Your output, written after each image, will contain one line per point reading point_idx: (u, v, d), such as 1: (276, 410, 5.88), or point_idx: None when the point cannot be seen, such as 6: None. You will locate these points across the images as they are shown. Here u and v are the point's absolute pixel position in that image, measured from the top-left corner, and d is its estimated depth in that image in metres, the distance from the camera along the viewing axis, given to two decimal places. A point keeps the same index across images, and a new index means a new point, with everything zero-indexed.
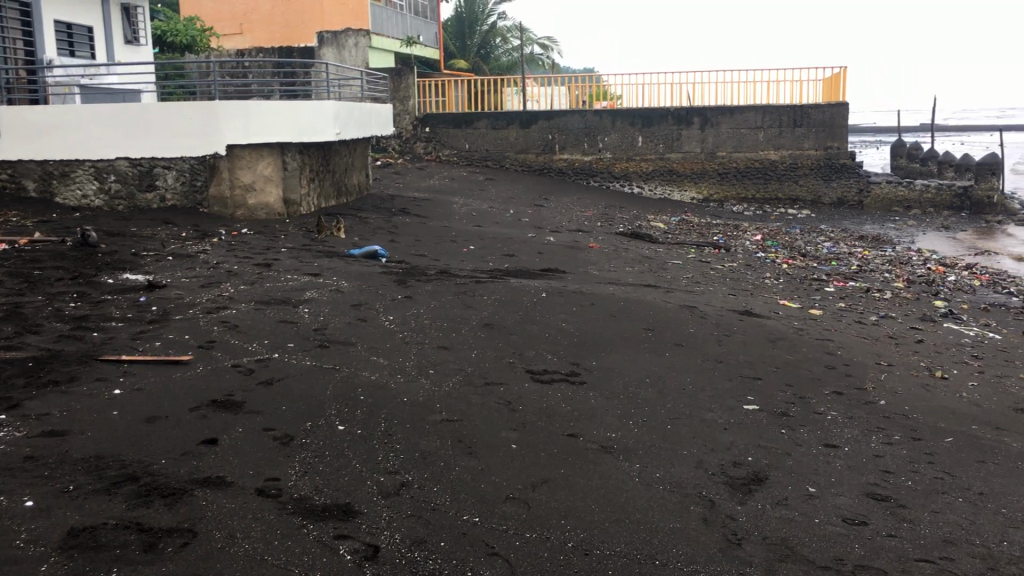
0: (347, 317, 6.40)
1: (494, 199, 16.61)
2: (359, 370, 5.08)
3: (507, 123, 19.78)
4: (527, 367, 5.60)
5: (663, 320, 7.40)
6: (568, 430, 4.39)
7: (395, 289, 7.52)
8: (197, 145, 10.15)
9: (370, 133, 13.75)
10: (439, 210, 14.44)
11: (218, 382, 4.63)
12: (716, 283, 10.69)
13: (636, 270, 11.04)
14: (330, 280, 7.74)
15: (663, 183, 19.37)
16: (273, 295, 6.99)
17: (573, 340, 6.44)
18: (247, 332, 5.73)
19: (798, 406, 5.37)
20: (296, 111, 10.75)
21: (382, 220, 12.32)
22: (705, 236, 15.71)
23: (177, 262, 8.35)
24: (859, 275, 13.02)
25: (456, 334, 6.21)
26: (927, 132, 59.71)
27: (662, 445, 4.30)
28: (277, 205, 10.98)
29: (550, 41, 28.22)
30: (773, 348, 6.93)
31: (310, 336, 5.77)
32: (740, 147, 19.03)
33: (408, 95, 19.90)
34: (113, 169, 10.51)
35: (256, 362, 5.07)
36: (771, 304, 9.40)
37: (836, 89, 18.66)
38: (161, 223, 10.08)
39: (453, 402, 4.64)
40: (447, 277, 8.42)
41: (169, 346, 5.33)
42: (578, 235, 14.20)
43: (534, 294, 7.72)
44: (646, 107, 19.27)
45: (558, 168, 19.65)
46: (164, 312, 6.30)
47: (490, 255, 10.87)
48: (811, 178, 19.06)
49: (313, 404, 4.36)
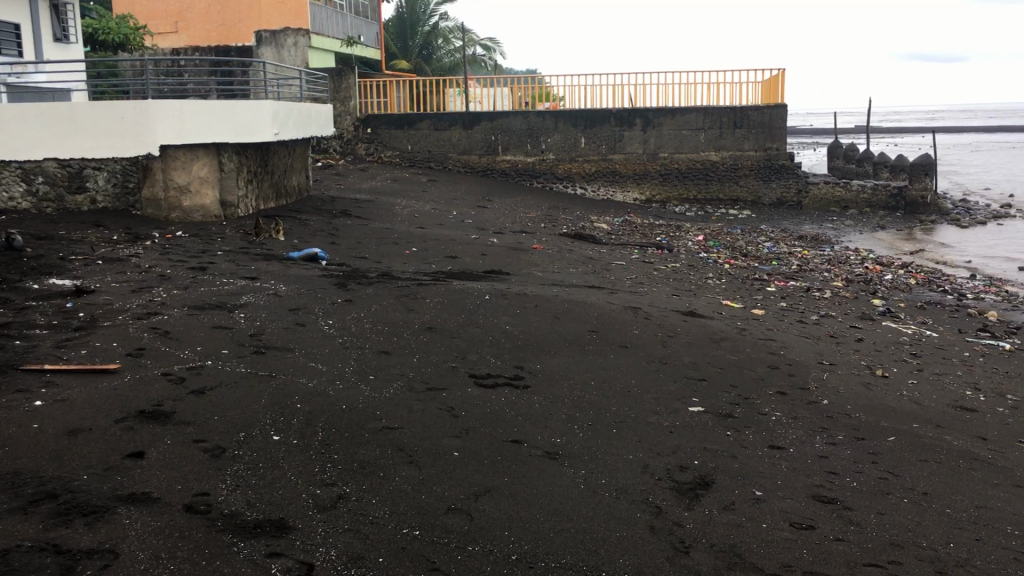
0: (285, 322, 6.22)
1: (437, 200, 16.47)
2: (296, 377, 4.92)
3: (450, 124, 19.62)
4: (470, 371, 5.49)
5: (607, 321, 7.34)
6: (513, 435, 4.29)
7: (335, 293, 7.35)
8: (130, 146, 9.92)
9: (309, 133, 13.51)
10: (381, 211, 14.26)
11: (147, 392, 4.43)
12: (659, 284, 10.70)
13: (580, 271, 11.00)
14: (267, 283, 7.54)
15: (606, 184, 19.42)
16: (207, 300, 6.78)
17: (517, 343, 6.34)
18: (179, 339, 5.52)
19: (742, 407, 5.34)
20: (230, 109, 10.52)
21: (323, 222, 12.11)
22: (648, 237, 15.77)
23: (107, 266, 8.07)
24: (799, 275, 13.17)
25: (397, 338, 6.07)
26: (862, 134, 60.96)
27: (607, 450, 4.22)
28: (213, 207, 10.73)
29: (492, 42, 28.15)
30: (717, 349, 6.92)
31: (245, 342, 5.58)
32: (682, 148, 19.14)
33: (348, 96, 19.57)
34: (41, 170, 10.01)
35: (187, 370, 4.88)
36: (713, 304, 9.42)
37: (775, 91, 18.87)
38: (92, 226, 9.75)
39: (393, 409, 4.51)
40: (388, 279, 8.28)
41: (96, 354, 5.11)
42: (521, 236, 14.13)
43: (477, 296, 7.61)
44: (588, 108, 19.29)
45: (501, 169, 19.57)
46: (92, 319, 6.06)
47: (433, 257, 10.73)
48: (751, 179, 19.25)
49: (248, 413, 4.20)
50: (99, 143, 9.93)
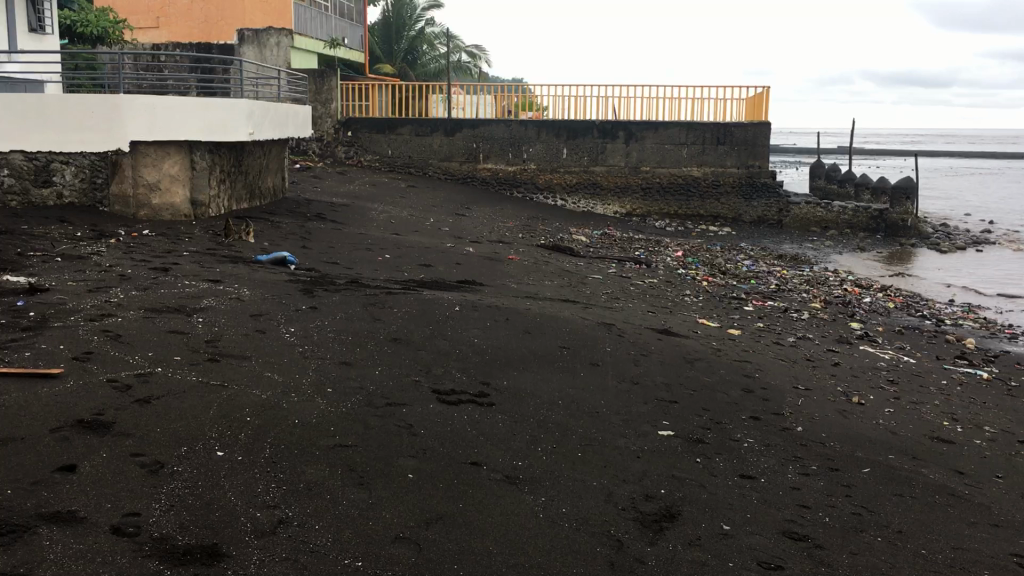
0: (245, 328, 5.99)
1: (415, 207, 16.26)
2: (249, 387, 4.69)
3: (431, 131, 19.43)
4: (433, 386, 5.29)
5: (579, 337, 7.17)
6: (472, 457, 4.09)
7: (301, 299, 7.13)
8: (99, 141, 9.75)
9: (286, 134, 13.27)
10: (356, 216, 14.03)
11: (88, 399, 4.19)
12: (635, 300, 10.55)
13: (555, 284, 10.82)
14: (231, 287, 7.31)
15: (587, 197, 19.25)
16: (166, 302, 6.53)
17: (484, 357, 6.15)
18: (130, 343, 5.27)
19: (713, 432, 5.17)
20: (205, 107, 10.20)
21: (295, 225, 11.87)
22: (627, 251, 15.63)
23: (67, 264, 7.80)
24: (778, 295, 13.07)
25: (361, 349, 5.87)
26: (844, 155, 61.32)
27: (570, 475, 4.03)
28: (184, 206, 10.42)
29: (478, 50, 28.01)
30: (690, 369, 6.75)
31: (200, 348, 5.35)
32: (664, 163, 19.06)
33: (330, 98, 19.26)
34: (6, 161, 9.69)
35: (135, 377, 4.63)
36: (689, 322, 9.27)
37: (758, 108, 18.91)
38: (55, 221, 9.47)
39: (349, 425, 4.30)
40: (357, 287, 8.06)
41: (40, 357, 4.86)
42: (498, 246, 13.96)
43: (447, 307, 7.43)
44: (572, 119, 19.17)
45: (481, 178, 19.38)
46: (42, 319, 5.79)
47: (406, 265, 10.52)
48: (732, 196, 19.17)
49: (193, 425, 3.97)
50: (68, 136, 9.73)
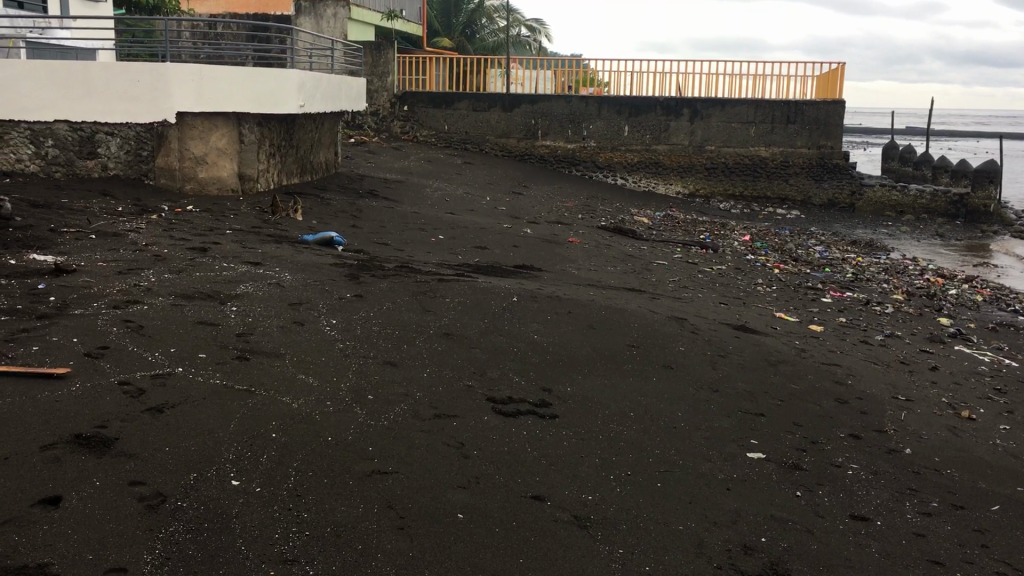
0: (281, 320, 5.42)
1: (471, 184, 15.67)
2: (279, 394, 4.09)
3: (489, 106, 18.78)
4: (488, 394, 4.67)
5: (650, 334, 6.49)
6: (533, 489, 3.47)
7: (345, 285, 6.55)
8: (145, 112, 9.23)
9: (338, 106, 12.71)
10: (410, 193, 13.48)
11: (94, 408, 3.62)
12: (705, 289, 9.81)
13: (618, 271, 10.13)
14: (272, 271, 6.75)
15: (649, 176, 18.46)
16: (200, 288, 5.98)
17: (545, 358, 5.54)
18: (153, 336, 4.72)
19: (811, 456, 4.49)
20: (254, 76, 9.53)
21: (346, 202, 11.32)
22: (691, 234, 14.85)
23: (101, 242, 7.32)
24: (856, 285, 12.22)
25: (408, 346, 5.27)
26: (915, 137, 59.31)
27: (651, 514, 3.39)
28: (231, 180, 9.85)
29: (538, 24, 27.21)
30: (775, 374, 6.05)
31: (230, 343, 4.78)
32: (731, 142, 18.13)
33: (385, 71, 18.87)
34: (51, 133, 9.37)
35: (151, 379, 4.06)
36: (766, 316, 8.51)
37: (832, 85, 17.79)
38: (97, 194, 9.03)
39: (390, 444, 3.70)
40: (407, 272, 7.47)
41: (49, 352, 4.29)
42: (557, 227, 13.30)
43: (504, 297, 6.79)
44: (635, 95, 18.32)
45: (539, 155, 18.68)
46: (63, 305, 5.27)
47: (461, 247, 9.93)
48: (802, 178, 18.21)
49: (208, 444, 3.38)
50: (112, 106, 9.25)
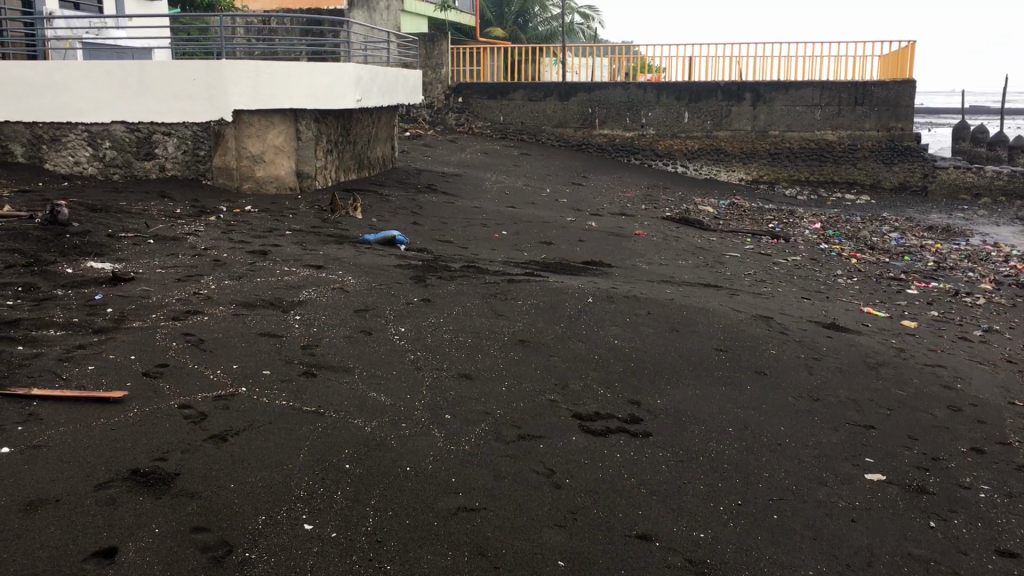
0: (347, 329, 5.10)
1: (530, 175, 15.27)
2: (350, 416, 3.76)
3: (544, 95, 18.39)
4: (573, 410, 4.29)
5: (737, 336, 6.05)
6: (637, 524, 3.10)
7: (412, 289, 6.21)
8: (201, 110, 9.01)
9: (395, 100, 12.40)
10: (469, 187, 13.14)
11: (152, 437, 3.33)
12: (782, 283, 9.30)
13: (689, 265, 9.67)
14: (334, 275, 6.44)
15: (710, 163, 17.84)
16: (261, 295, 5.68)
17: (629, 366, 5.14)
18: (214, 351, 4.42)
19: (936, 477, 4.05)
20: (310, 72, 9.26)
21: (405, 198, 11.02)
22: (759, 224, 14.26)
23: (159, 246, 7.09)
24: (938, 274, 11.55)
25: (482, 356, 4.92)
26: (984, 117, 57.25)
27: (773, 557, 3.01)
28: (289, 178, 9.58)
29: (590, 11, 26.67)
30: (878, 379, 5.58)
31: (295, 357, 4.47)
32: (796, 126, 17.46)
33: (439, 62, 18.65)
34: (109, 134, 9.20)
35: (212, 402, 3.75)
36: (852, 312, 7.98)
37: (902, 65, 17.08)
38: (155, 196, 8.83)
39: (474, 473, 3.35)
40: (474, 272, 7.12)
41: (105, 372, 4.01)
42: (620, 219, 12.84)
43: (578, 298, 6.40)
44: (694, 80, 17.74)
45: (597, 144, 18.20)
46: (120, 317, 5.01)
47: (525, 243, 9.56)
48: (871, 161, 17.44)
49: (276, 478, 3.07)
50: (168, 105, 9.03)
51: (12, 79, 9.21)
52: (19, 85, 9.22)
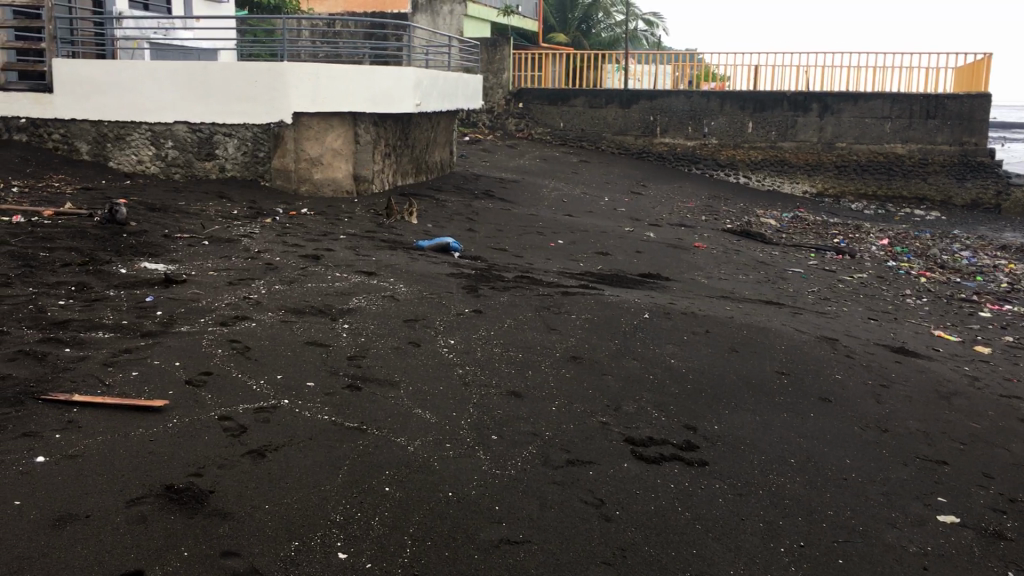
0: (395, 340, 4.98)
1: (588, 183, 15.09)
2: (392, 434, 3.63)
3: (606, 103, 18.20)
4: (625, 434, 4.11)
5: (800, 359, 5.80)
6: (690, 567, 2.96)
7: (464, 299, 6.07)
8: (262, 112, 8.99)
9: (455, 105, 12.32)
10: (527, 194, 13.01)
11: (190, 451, 3.23)
12: (848, 302, 8.98)
13: (750, 280, 9.39)
14: (386, 282, 6.34)
15: (773, 175, 17.45)
16: (311, 302, 5.59)
17: (686, 387, 4.94)
18: (259, 360, 4.33)
19: (1014, 522, 3.80)
20: (370, 76, 9.24)
21: (461, 204, 10.92)
22: (824, 238, 13.88)
23: (215, 248, 7.07)
24: (1012, 296, 11.08)
25: (532, 372, 4.77)
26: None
27: None
28: (346, 181, 9.54)
29: (655, 18, 26.34)
30: (950, 410, 5.29)
31: (340, 369, 4.35)
32: (864, 139, 16.97)
33: (501, 68, 18.67)
34: (170, 134, 9.25)
35: (253, 414, 3.64)
36: (921, 336, 7.64)
37: (977, 78, 16.53)
38: (214, 197, 8.85)
39: (519, 501, 3.20)
40: (528, 283, 6.96)
41: (149, 378, 3.94)
42: (680, 230, 12.59)
43: (634, 314, 6.20)
44: (759, 90, 17.42)
45: (658, 153, 17.92)
46: (169, 321, 4.96)
47: (582, 253, 9.39)
48: (942, 176, 16.78)
49: (312, 500, 2.96)
50: (230, 107, 9.04)
51: (78, 78, 9.29)
52: (86, 84, 9.31)
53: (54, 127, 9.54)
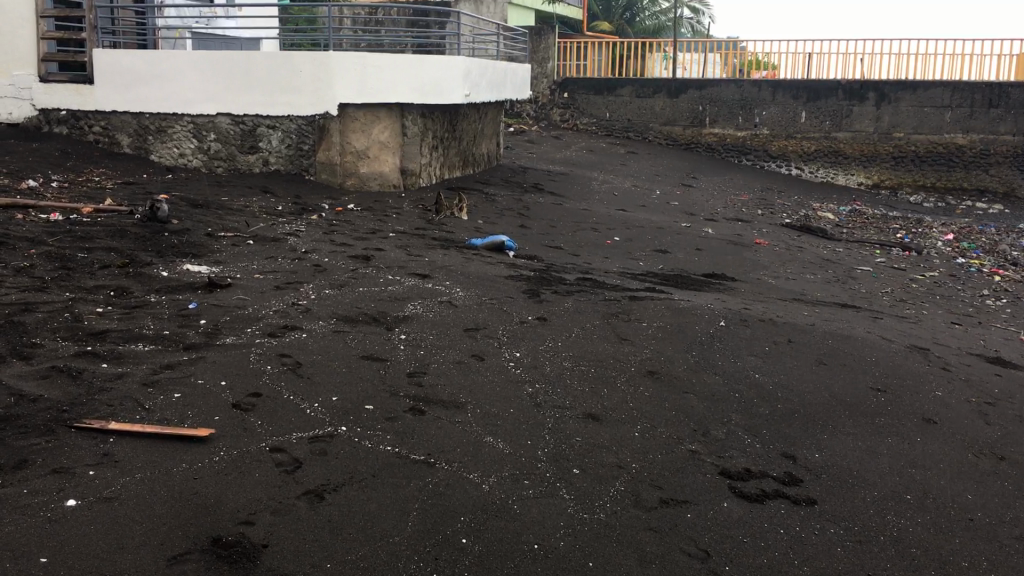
0: (457, 354, 4.57)
1: (637, 175, 14.61)
2: (463, 469, 3.22)
3: (654, 92, 17.65)
4: (719, 465, 3.66)
5: (894, 373, 5.29)
6: None
7: (525, 305, 5.65)
8: (307, 104, 8.62)
9: (504, 95, 11.87)
10: (577, 187, 12.55)
11: (240, 491, 2.86)
12: (926, 304, 8.41)
13: (819, 280, 8.85)
14: (442, 286, 5.93)
15: (827, 166, 16.71)
16: (364, 309, 5.20)
17: (777, 408, 4.46)
18: (312, 379, 3.94)
19: None
20: (419, 65, 8.84)
21: (512, 199, 10.49)
22: (886, 233, 13.23)
23: (259, 248, 6.72)
24: None
25: (607, 391, 4.32)
26: None
27: None
28: (393, 175, 9.13)
29: (701, 5, 25.68)
30: None
31: (400, 388, 3.95)
32: (923, 128, 16.13)
33: (546, 57, 18.53)
34: (214, 126, 8.92)
35: (308, 445, 3.26)
36: (1012, 343, 7.07)
37: None
38: (257, 191, 8.51)
39: (613, 555, 2.80)
40: (591, 286, 6.51)
41: (191, 401, 3.56)
42: (738, 225, 12.04)
43: (709, 321, 5.73)
44: (813, 78, 16.73)
45: (707, 144, 17.29)
46: (214, 330, 4.60)
47: (639, 251, 8.92)
48: (1005, 168, 15.71)
49: (380, 559, 2.58)
50: (274, 99, 8.69)
51: (119, 70, 9.00)
52: (127, 75, 9.01)
53: (95, 119, 9.26)
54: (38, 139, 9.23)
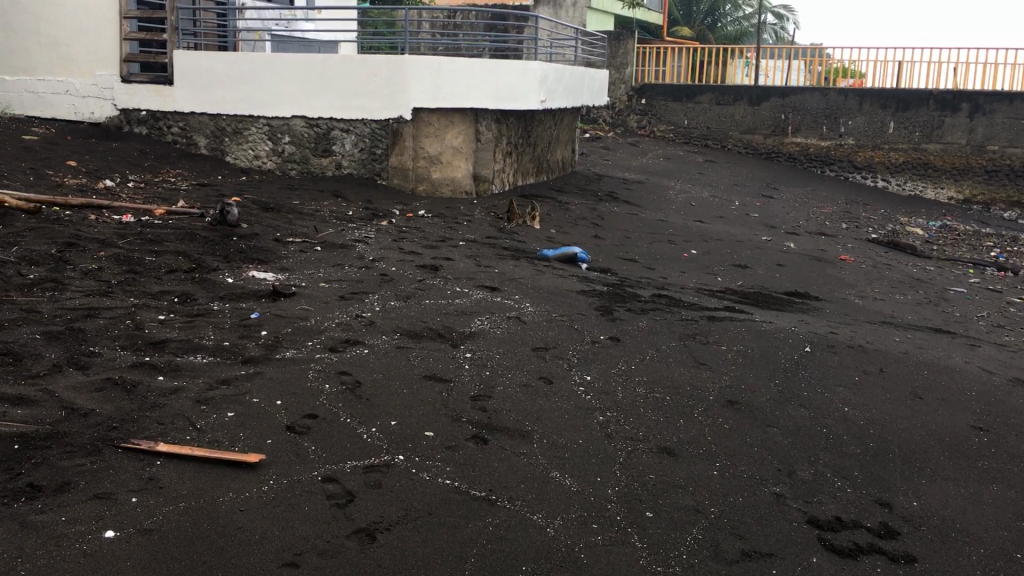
0: (524, 375, 4.33)
1: (715, 184, 14.21)
2: (528, 510, 2.98)
3: (735, 99, 17.23)
4: (806, 511, 3.35)
5: (997, 409, 4.88)
6: None
7: (598, 324, 5.38)
8: (381, 107, 8.48)
9: (580, 101, 11.61)
10: (652, 196, 12.21)
11: (289, 528, 2.67)
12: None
13: (909, 302, 8.39)
14: (511, 300, 5.70)
15: (914, 178, 15.92)
16: (430, 323, 5.00)
17: (868, 446, 4.12)
18: (371, 400, 3.74)
19: None
20: (495, 69, 8.64)
21: (586, 207, 10.22)
22: (978, 251, 12.57)
23: (327, 255, 6.58)
24: None
25: (683, 422, 4.03)
26: None
27: None
28: (465, 181, 8.95)
29: (785, 11, 25.06)
30: None
31: (463, 413, 3.73)
32: (1020, 141, 15.25)
33: (624, 62, 18.01)
34: (288, 129, 8.86)
35: (364, 475, 3.05)
36: None
37: None
38: (329, 195, 8.41)
39: None
40: (667, 303, 6.22)
41: (246, 422, 3.39)
42: (821, 240, 11.58)
43: (793, 346, 5.39)
44: (903, 88, 16.02)
45: (788, 153, 16.76)
46: (275, 343, 4.43)
47: (718, 266, 8.59)
48: None
49: None
50: (349, 102, 8.57)
51: (197, 71, 8.98)
52: (205, 77, 8.99)
53: (172, 120, 9.28)
54: (117, 138, 9.29)
